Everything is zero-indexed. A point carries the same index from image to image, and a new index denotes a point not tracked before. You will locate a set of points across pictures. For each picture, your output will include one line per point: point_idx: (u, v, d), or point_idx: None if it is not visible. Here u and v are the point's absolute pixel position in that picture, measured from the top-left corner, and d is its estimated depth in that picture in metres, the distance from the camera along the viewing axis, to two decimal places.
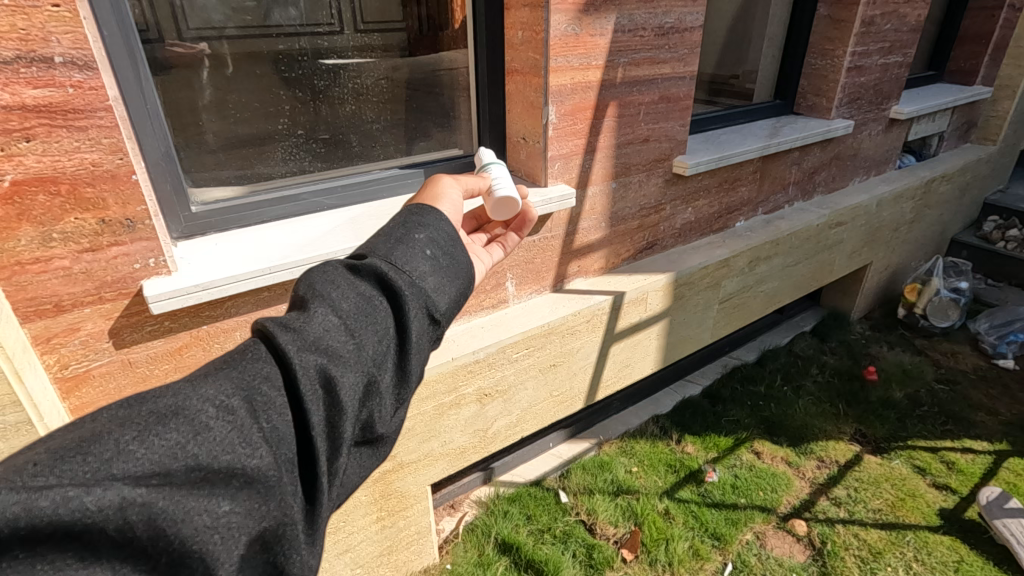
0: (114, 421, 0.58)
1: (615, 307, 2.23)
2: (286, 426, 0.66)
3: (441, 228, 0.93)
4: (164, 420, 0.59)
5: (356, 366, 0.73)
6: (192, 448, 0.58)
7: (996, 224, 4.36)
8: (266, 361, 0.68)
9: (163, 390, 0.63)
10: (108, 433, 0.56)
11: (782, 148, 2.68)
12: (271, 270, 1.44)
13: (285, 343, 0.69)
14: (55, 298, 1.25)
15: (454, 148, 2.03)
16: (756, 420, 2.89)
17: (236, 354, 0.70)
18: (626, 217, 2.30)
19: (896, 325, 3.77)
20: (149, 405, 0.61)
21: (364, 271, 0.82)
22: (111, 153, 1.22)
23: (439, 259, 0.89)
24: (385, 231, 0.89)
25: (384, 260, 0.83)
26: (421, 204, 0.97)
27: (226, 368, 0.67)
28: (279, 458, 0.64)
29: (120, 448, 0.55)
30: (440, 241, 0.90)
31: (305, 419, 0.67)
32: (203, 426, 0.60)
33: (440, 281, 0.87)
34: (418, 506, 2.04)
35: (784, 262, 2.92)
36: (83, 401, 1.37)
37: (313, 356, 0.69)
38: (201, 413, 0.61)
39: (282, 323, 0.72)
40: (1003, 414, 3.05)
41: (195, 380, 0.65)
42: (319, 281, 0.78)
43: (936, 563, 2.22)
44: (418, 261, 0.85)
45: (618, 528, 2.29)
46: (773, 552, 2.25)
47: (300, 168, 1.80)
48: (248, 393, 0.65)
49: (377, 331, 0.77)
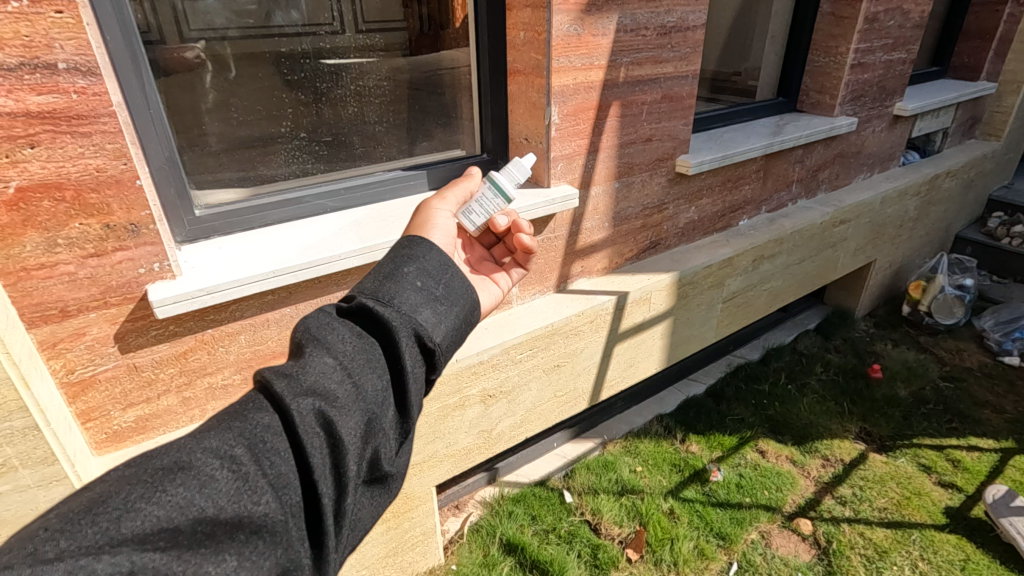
0: (121, 480, 0.57)
1: (619, 307, 2.23)
2: (289, 470, 0.65)
3: (431, 256, 0.89)
4: (171, 475, 0.58)
5: (354, 406, 0.71)
6: (198, 500, 0.57)
7: (1000, 220, 4.34)
8: (264, 410, 0.68)
9: (167, 444, 0.62)
10: (116, 492, 0.56)
11: (785, 145, 2.67)
12: (275, 273, 1.45)
13: (282, 390, 0.68)
14: (61, 303, 1.25)
15: (456, 148, 2.06)
16: (760, 419, 2.88)
17: (239, 402, 0.70)
18: (629, 216, 2.30)
19: (901, 323, 3.76)
20: (154, 460, 0.60)
21: (358, 311, 0.81)
22: (115, 158, 1.23)
23: (434, 289, 0.86)
24: (375, 268, 0.87)
25: (376, 296, 0.81)
26: (412, 235, 0.94)
27: (230, 419, 0.67)
28: (284, 505, 0.63)
29: (127, 506, 0.55)
30: (432, 271, 0.87)
31: (306, 462, 0.66)
32: (209, 480, 0.59)
33: (437, 311, 0.84)
34: (424, 507, 2.05)
35: (788, 260, 2.91)
36: (89, 405, 1.38)
37: (311, 400, 0.69)
38: (206, 465, 0.60)
39: (280, 372, 0.71)
40: (1009, 411, 3.03)
41: (199, 433, 0.65)
42: (314, 325, 0.78)
43: (942, 562, 2.21)
44: (412, 293, 0.83)
45: (622, 527, 2.29)
46: (778, 551, 2.24)
47: (303, 170, 1.81)
48: (250, 441, 0.64)
49: (375, 369, 0.76)
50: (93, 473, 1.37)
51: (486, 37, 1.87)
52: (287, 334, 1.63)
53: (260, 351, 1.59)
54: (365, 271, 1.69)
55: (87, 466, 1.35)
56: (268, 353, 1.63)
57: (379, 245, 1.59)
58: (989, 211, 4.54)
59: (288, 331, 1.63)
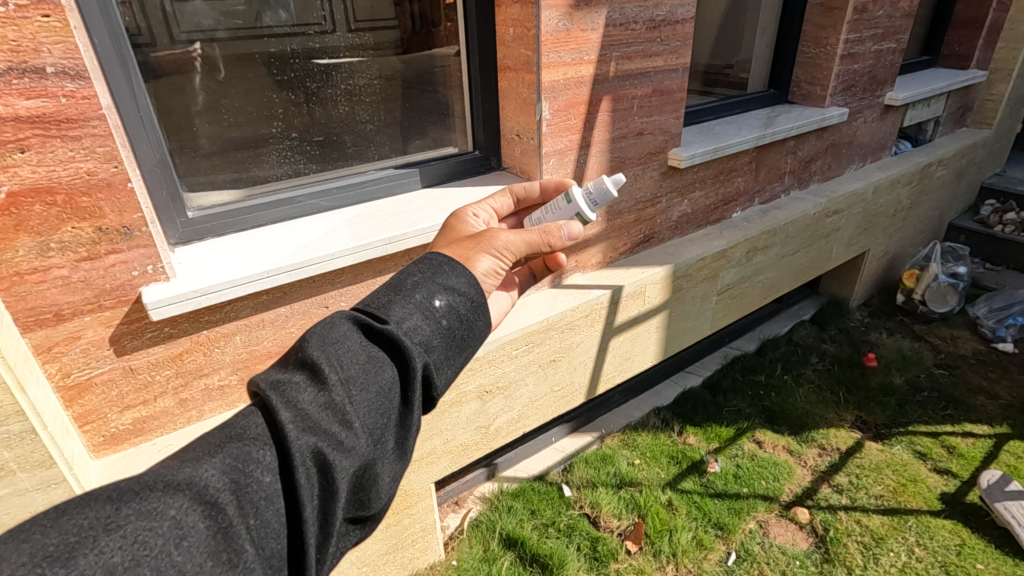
0: (99, 524, 0.57)
1: (614, 300, 2.23)
2: (275, 518, 0.67)
3: (461, 291, 0.92)
4: (150, 524, 0.59)
5: (354, 451, 0.74)
6: (176, 558, 0.58)
7: (993, 208, 4.37)
8: (264, 440, 0.70)
9: (152, 480, 0.63)
10: (90, 541, 0.56)
11: (777, 137, 2.68)
12: (269, 273, 1.45)
13: (287, 422, 0.70)
14: (55, 307, 1.26)
15: (449, 146, 2.06)
16: (757, 409, 2.91)
17: (234, 428, 0.71)
18: (622, 210, 2.30)
19: (895, 311, 3.78)
20: (135, 503, 0.60)
21: (375, 334, 0.82)
22: (106, 162, 1.23)
23: (452, 330, 0.89)
24: (402, 287, 0.88)
25: (397, 325, 0.83)
26: (449, 258, 0.97)
27: (222, 453, 0.68)
28: (264, 556, 0.66)
29: (101, 562, 0.55)
30: (459, 310, 0.90)
31: (297, 506, 0.68)
32: (187, 534, 0.60)
33: (445, 354, 0.88)
34: (423, 504, 2.05)
35: (782, 251, 2.92)
36: (86, 409, 1.38)
37: (312, 437, 0.71)
38: (190, 516, 0.61)
39: (287, 395, 0.73)
40: (1003, 397, 3.05)
41: (187, 468, 0.66)
42: (332, 341, 0.79)
43: (938, 547, 2.23)
44: (433, 332, 0.86)
45: (621, 520, 2.31)
46: (776, 540, 2.26)
47: (296, 171, 1.82)
48: (237, 485, 0.66)
49: (380, 408, 0.78)
50: (90, 475, 1.37)
51: (475, 33, 1.87)
52: (282, 334, 1.62)
53: (255, 351, 1.58)
54: (359, 271, 1.69)
55: (85, 469, 1.36)
56: (264, 353, 1.63)
57: (372, 244, 1.60)
58: (982, 198, 4.55)
59: (283, 331, 1.62)
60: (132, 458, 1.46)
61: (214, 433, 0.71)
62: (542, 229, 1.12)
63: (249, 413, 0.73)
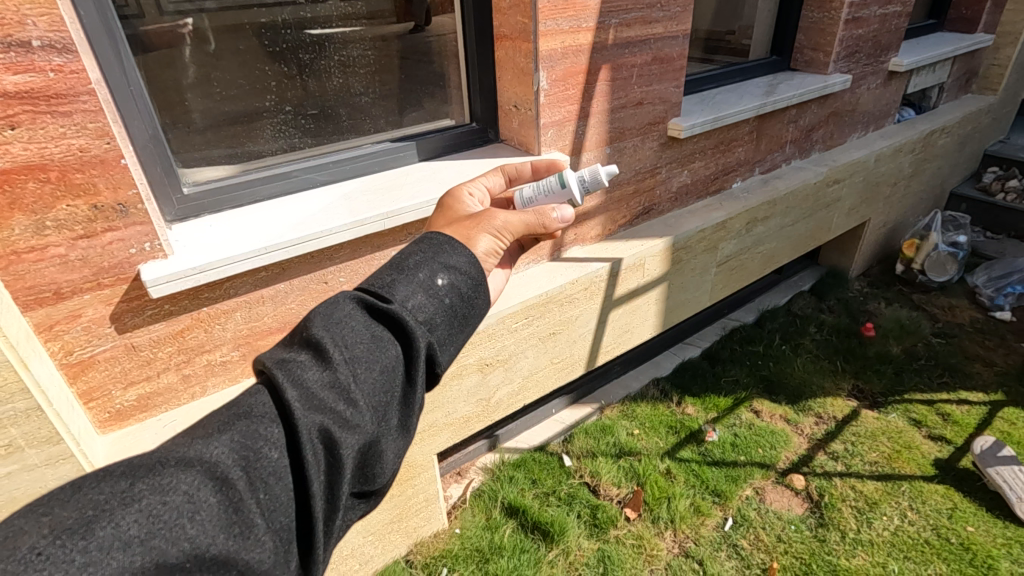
0: (115, 498, 0.59)
1: (613, 273, 2.23)
2: (284, 493, 0.69)
3: (462, 269, 0.92)
4: (164, 499, 0.60)
5: (359, 428, 0.75)
6: (189, 531, 0.59)
7: (996, 176, 4.33)
8: (271, 418, 0.71)
9: (164, 457, 0.64)
10: (106, 514, 0.57)
11: (779, 105, 2.63)
12: (268, 250, 1.45)
13: (293, 400, 0.71)
14: (54, 286, 1.26)
15: (445, 119, 2.05)
16: (755, 379, 2.94)
17: (241, 406, 0.72)
18: (622, 182, 2.28)
19: (894, 281, 3.78)
20: (149, 478, 0.62)
21: (378, 313, 0.83)
22: (98, 138, 1.21)
23: (454, 308, 0.89)
24: (404, 266, 0.88)
25: (400, 304, 0.84)
26: (449, 236, 0.97)
27: (230, 429, 0.69)
28: (275, 530, 0.67)
29: (118, 535, 0.56)
30: (461, 288, 0.90)
31: (306, 481, 0.70)
32: (200, 507, 0.61)
33: (447, 332, 0.88)
34: (425, 475, 2.08)
35: (782, 222, 2.91)
36: (90, 385, 1.39)
37: (318, 416, 0.72)
38: (201, 492, 0.63)
39: (292, 374, 0.74)
40: (999, 364, 3.08)
41: (197, 444, 0.67)
42: (336, 321, 0.79)
43: (930, 511, 2.28)
44: (435, 311, 0.86)
45: (621, 488, 2.36)
46: (772, 506, 2.32)
47: (291, 145, 1.80)
48: (247, 460, 0.67)
49: (383, 386, 0.79)
50: (98, 451, 1.39)
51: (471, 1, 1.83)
52: (282, 310, 1.63)
53: (256, 327, 1.59)
54: (358, 246, 1.69)
55: (92, 445, 1.38)
56: (265, 329, 1.64)
57: (370, 219, 1.59)
58: (985, 166, 4.51)
59: (283, 307, 1.63)
60: (138, 433, 1.48)
61: (221, 411, 0.72)
62: (537, 211, 1.14)
63: (256, 391, 0.74)
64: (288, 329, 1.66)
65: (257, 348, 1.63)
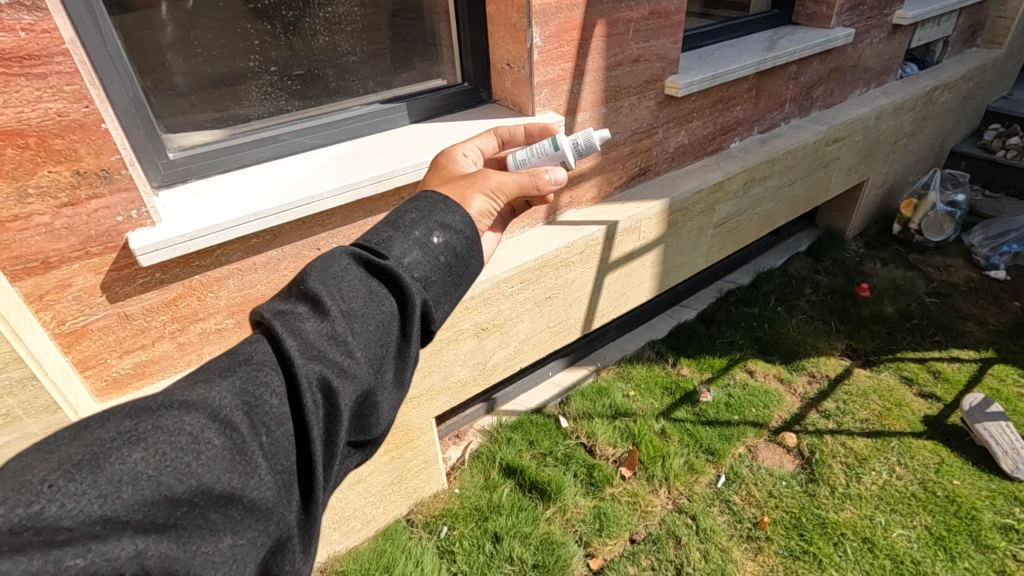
0: (121, 436, 0.59)
1: (609, 236, 2.21)
2: (285, 438, 0.69)
3: (458, 226, 0.91)
4: (169, 438, 0.61)
5: (357, 378, 0.75)
6: (195, 469, 0.60)
7: (997, 133, 4.27)
8: (271, 365, 0.71)
9: (167, 399, 0.64)
10: (113, 452, 0.58)
11: (779, 62, 2.57)
12: (258, 216, 1.43)
13: (292, 349, 0.71)
14: (41, 256, 1.24)
15: (436, 79, 1.98)
16: (750, 340, 2.96)
17: (241, 354, 0.72)
18: (618, 143, 2.24)
19: (891, 242, 3.77)
20: (153, 419, 0.62)
21: (375, 267, 0.82)
22: (76, 101, 1.17)
23: (449, 267, 0.88)
24: (400, 222, 0.87)
25: (396, 260, 0.83)
26: (443, 194, 0.95)
27: (231, 375, 0.69)
28: (277, 472, 0.68)
29: (125, 470, 0.57)
30: (458, 247, 0.89)
31: (305, 426, 0.70)
32: (205, 447, 0.62)
33: (442, 290, 0.88)
34: (424, 438, 2.11)
35: (779, 182, 2.87)
36: (86, 354, 1.39)
37: (317, 365, 0.72)
38: (205, 432, 0.63)
39: (291, 324, 0.73)
40: (991, 322, 3.10)
41: (199, 388, 0.67)
42: (332, 273, 0.79)
43: (918, 465, 2.33)
44: (430, 268, 0.85)
45: (616, 448, 2.40)
46: (764, 463, 2.37)
47: (278, 109, 1.74)
48: (249, 405, 0.67)
49: (379, 339, 0.79)
50: None
51: None
52: (275, 277, 1.62)
53: (249, 295, 1.58)
54: (350, 212, 1.66)
55: (91, 413, 1.39)
56: (259, 296, 1.63)
57: (361, 182, 1.56)
58: (986, 123, 4.44)
59: (276, 275, 1.61)
60: None
61: (221, 359, 0.72)
62: (531, 172, 1.12)
63: (254, 340, 0.74)
64: None
65: None
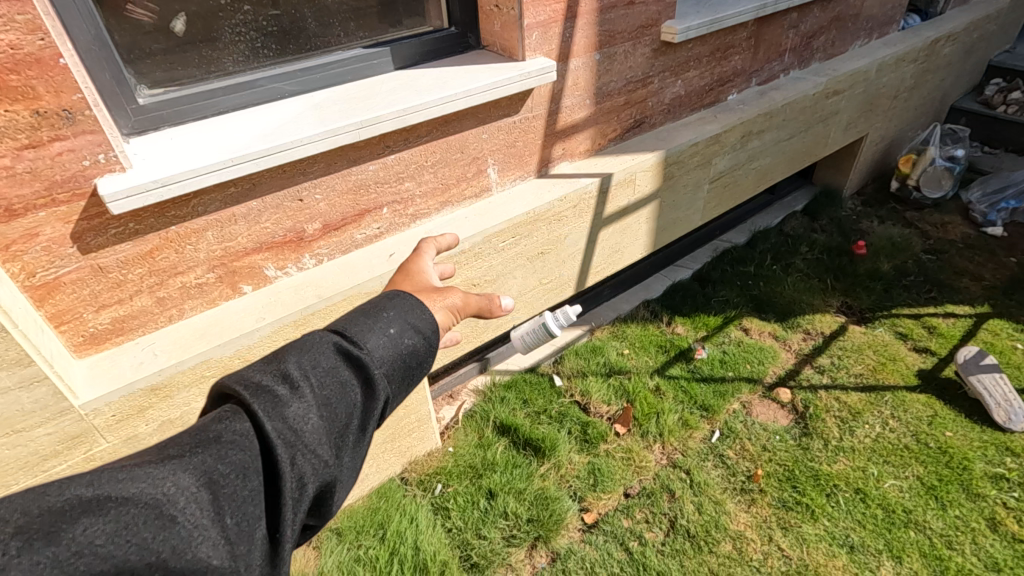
0: (81, 505, 0.55)
1: (603, 190, 2.15)
2: (249, 526, 0.65)
3: (422, 320, 0.88)
4: (134, 514, 0.57)
5: (321, 474, 0.71)
6: (158, 550, 0.56)
7: (998, 88, 4.18)
8: (242, 447, 0.66)
9: (130, 469, 0.60)
10: (68, 526, 0.54)
11: (779, 7, 2.47)
12: (235, 162, 1.36)
13: (267, 436, 0.67)
14: (4, 202, 1.17)
15: (423, 25, 1.86)
16: (745, 298, 2.94)
17: (209, 431, 0.67)
18: (613, 92, 2.16)
19: (888, 199, 3.73)
20: (115, 488, 0.57)
21: (350, 356, 0.78)
22: (30, 32, 1.09)
23: (411, 367, 0.84)
24: (374, 315, 0.84)
25: (369, 351, 0.79)
26: (411, 294, 0.91)
27: (198, 450, 0.64)
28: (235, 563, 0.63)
29: (83, 545, 0.53)
30: (418, 349, 0.85)
31: (277, 518, 0.67)
32: (171, 525, 0.58)
33: (402, 390, 0.84)
34: (416, 395, 2.09)
35: (777, 136, 2.80)
36: (60, 309, 1.33)
37: (291, 457, 0.68)
38: (175, 508, 0.59)
39: (267, 403, 0.69)
40: (987, 278, 3.08)
41: (164, 461, 0.62)
42: (310, 361, 0.75)
43: (911, 418, 2.34)
44: (393, 370, 0.81)
45: (611, 405, 2.39)
46: (758, 418, 2.37)
47: (253, 53, 1.56)
48: (215, 484, 0.63)
49: (346, 432, 0.75)
50: (75, 376, 1.36)
51: None
52: (256, 230, 1.55)
53: (230, 247, 1.52)
54: (333, 161, 1.58)
55: (68, 369, 1.34)
56: (240, 250, 1.57)
57: (343, 128, 1.48)
58: (988, 78, 4.35)
59: (257, 227, 1.55)
60: (116, 357, 1.44)
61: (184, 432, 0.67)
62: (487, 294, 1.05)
63: (223, 414, 0.69)
64: (265, 249, 1.59)
65: (234, 270, 1.57)
